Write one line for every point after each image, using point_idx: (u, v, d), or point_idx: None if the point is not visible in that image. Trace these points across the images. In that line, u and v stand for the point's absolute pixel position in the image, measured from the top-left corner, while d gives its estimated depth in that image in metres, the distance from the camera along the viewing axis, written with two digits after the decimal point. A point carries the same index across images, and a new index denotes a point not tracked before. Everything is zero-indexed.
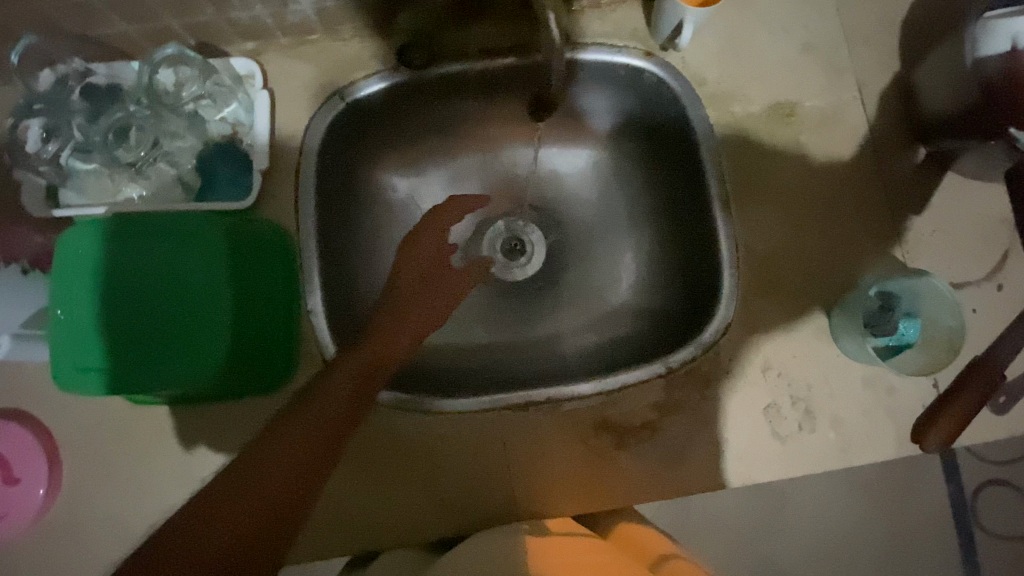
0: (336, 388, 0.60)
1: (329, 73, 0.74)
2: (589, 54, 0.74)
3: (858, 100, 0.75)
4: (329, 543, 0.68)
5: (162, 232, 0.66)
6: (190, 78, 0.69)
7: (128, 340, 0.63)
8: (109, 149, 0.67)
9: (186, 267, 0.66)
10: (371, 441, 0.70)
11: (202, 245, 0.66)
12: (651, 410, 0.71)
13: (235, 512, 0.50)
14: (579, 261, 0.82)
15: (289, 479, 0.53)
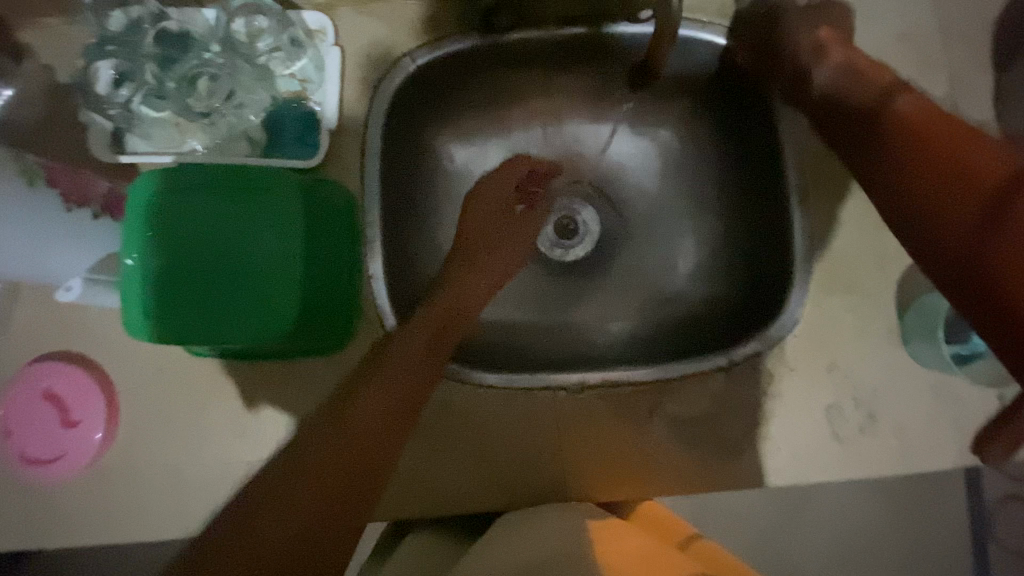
0: (408, 347, 0.59)
1: (399, 33, 0.71)
2: (680, 31, 0.70)
3: (949, 96, 0.71)
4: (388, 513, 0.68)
5: (236, 184, 0.66)
6: (266, 28, 0.68)
7: (203, 292, 0.64)
8: (183, 97, 0.67)
9: (260, 221, 0.66)
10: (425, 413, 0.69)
11: (275, 202, 0.66)
12: (707, 400, 0.70)
13: (297, 493, 0.51)
14: (637, 245, 0.80)
15: (363, 436, 0.54)
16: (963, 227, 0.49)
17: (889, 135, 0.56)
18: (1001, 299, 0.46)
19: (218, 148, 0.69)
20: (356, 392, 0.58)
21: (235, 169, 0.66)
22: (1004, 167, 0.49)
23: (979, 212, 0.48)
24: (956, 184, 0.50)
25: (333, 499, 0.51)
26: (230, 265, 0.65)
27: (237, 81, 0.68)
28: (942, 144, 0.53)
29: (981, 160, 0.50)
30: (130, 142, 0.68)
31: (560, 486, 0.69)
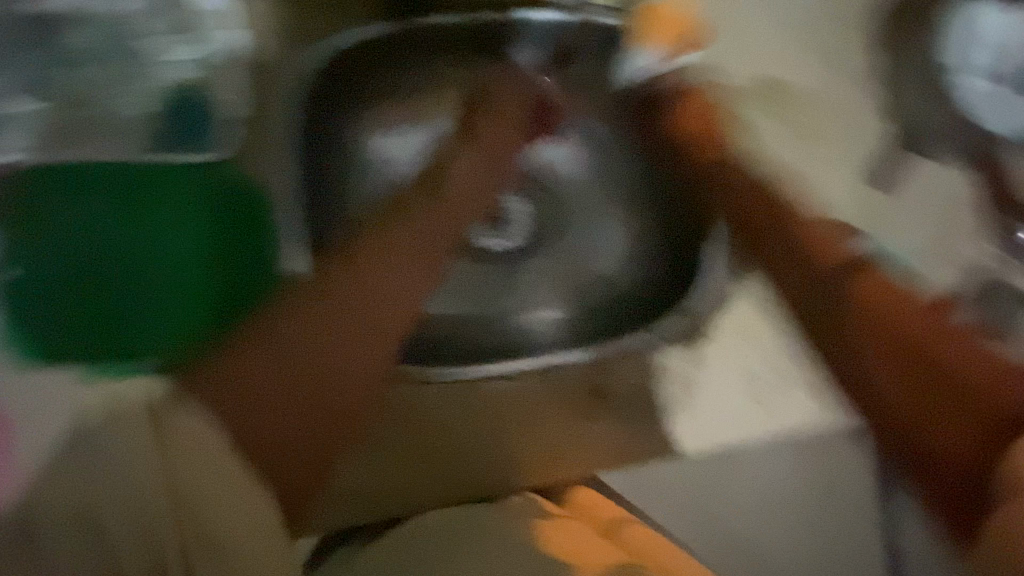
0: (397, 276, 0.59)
1: (312, 21, 0.69)
2: (600, 18, 0.72)
3: (843, 80, 0.77)
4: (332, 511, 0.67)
5: (130, 183, 0.63)
6: (160, 11, 0.63)
7: (102, 296, 0.61)
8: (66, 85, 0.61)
9: (161, 219, 0.64)
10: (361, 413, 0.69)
11: (175, 199, 0.64)
12: (636, 373, 0.73)
13: (293, 358, 0.53)
14: (567, 235, 0.79)
15: (360, 371, 0.55)
16: (899, 391, 0.50)
17: (845, 295, 0.56)
18: (982, 469, 0.45)
19: (110, 143, 0.62)
20: (351, 265, 0.59)
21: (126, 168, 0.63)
22: (965, 372, 0.49)
23: (919, 389, 0.50)
24: (892, 339, 0.52)
25: (324, 378, 0.53)
26: (142, 271, 0.63)
27: (132, 70, 0.63)
28: (875, 298, 0.55)
29: (926, 339, 0.51)
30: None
31: (503, 466, 0.71)
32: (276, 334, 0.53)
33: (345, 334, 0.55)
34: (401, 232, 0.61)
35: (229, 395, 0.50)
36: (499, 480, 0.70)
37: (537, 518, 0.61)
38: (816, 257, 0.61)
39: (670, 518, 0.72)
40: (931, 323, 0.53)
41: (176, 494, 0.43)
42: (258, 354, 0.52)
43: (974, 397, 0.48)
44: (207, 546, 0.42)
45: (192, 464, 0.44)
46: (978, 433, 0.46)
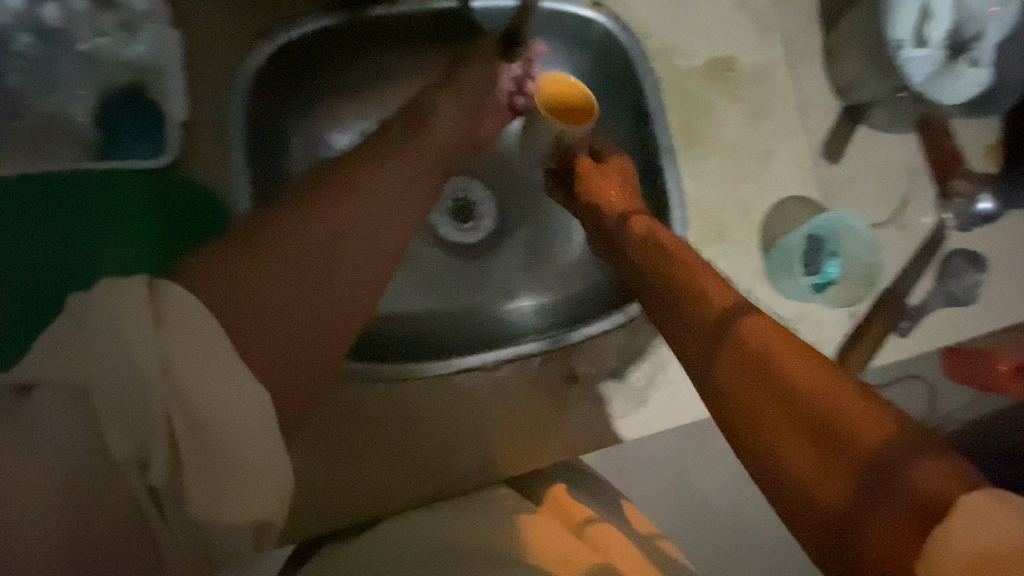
0: (389, 198, 0.53)
1: (251, 13, 0.65)
2: (550, 2, 0.72)
3: (787, 56, 0.79)
4: (318, 515, 0.67)
5: (83, 186, 0.60)
6: (88, 14, 0.60)
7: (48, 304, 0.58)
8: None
9: (120, 223, 0.61)
10: (338, 415, 0.68)
11: (133, 206, 0.62)
12: (612, 356, 0.74)
13: (283, 261, 0.42)
14: (531, 225, 0.82)
15: (331, 310, 0.44)
16: (812, 464, 0.34)
17: (723, 347, 0.41)
18: (852, 531, 0.32)
19: (47, 153, 0.59)
20: (352, 186, 0.51)
21: (72, 174, 0.60)
22: (864, 433, 0.33)
23: (850, 472, 0.32)
24: (796, 409, 0.35)
25: (312, 284, 0.43)
26: (64, 271, 0.60)
27: (65, 76, 0.60)
28: (786, 343, 0.39)
29: (836, 403, 0.34)
30: None
31: (468, 465, 0.70)
32: (254, 258, 0.42)
33: (340, 245, 0.46)
34: (376, 173, 0.54)
35: (220, 296, 0.39)
36: (461, 484, 0.70)
37: (522, 514, 0.62)
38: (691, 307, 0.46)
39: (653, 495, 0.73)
40: (850, 380, 0.36)
41: (176, 382, 0.35)
42: (230, 269, 0.40)
43: (878, 463, 0.32)
44: (199, 443, 0.36)
45: (190, 327, 0.36)
46: (860, 504, 0.32)
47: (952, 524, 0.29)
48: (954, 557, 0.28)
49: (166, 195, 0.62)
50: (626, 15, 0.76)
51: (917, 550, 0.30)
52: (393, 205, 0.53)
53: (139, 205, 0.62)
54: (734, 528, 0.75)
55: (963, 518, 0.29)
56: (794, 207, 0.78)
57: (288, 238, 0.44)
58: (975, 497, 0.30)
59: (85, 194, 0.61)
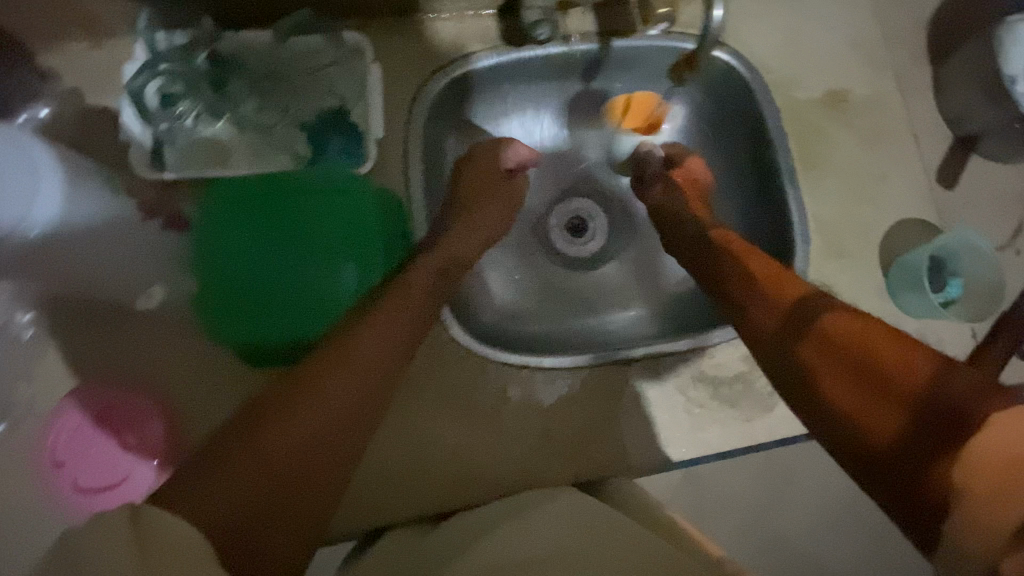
0: (366, 344, 0.54)
1: (433, 52, 0.77)
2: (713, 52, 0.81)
3: (898, 90, 0.85)
4: (459, 494, 0.74)
5: (287, 189, 0.71)
6: (319, 46, 0.72)
7: (259, 294, 0.69)
8: (236, 112, 0.70)
9: (315, 222, 0.72)
10: (474, 399, 0.76)
11: (325, 207, 0.71)
12: (740, 362, 0.78)
13: (263, 465, 0.44)
14: (636, 242, 0.93)
15: (299, 489, 0.45)
16: (864, 408, 0.45)
17: (791, 337, 0.52)
18: (912, 467, 0.43)
19: (264, 161, 0.71)
20: (345, 350, 0.52)
21: (282, 176, 0.70)
22: (914, 376, 0.45)
23: (899, 413, 0.44)
24: (864, 380, 0.46)
25: (308, 477, 0.46)
26: (275, 269, 0.70)
27: (290, 98, 0.72)
28: (845, 325, 0.50)
29: (892, 367, 0.46)
30: (177, 159, 0.69)
31: (575, 445, 0.76)
32: (230, 468, 0.43)
33: (333, 426, 0.48)
34: (369, 344, 0.54)
35: (222, 523, 0.41)
36: (572, 458, 0.76)
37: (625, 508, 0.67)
38: (759, 304, 0.56)
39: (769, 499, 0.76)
40: (897, 339, 0.48)
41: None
42: (225, 482, 0.42)
43: (921, 402, 0.43)
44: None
45: (174, 561, 0.37)
46: (911, 435, 0.43)
47: (983, 437, 0.41)
48: (985, 458, 0.40)
49: (354, 198, 0.72)
50: (749, 53, 0.85)
51: (955, 464, 0.41)
52: (387, 361, 0.54)
53: (317, 201, 0.71)
54: None
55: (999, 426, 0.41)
56: (912, 227, 0.82)
57: (287, 425, 0.46)
58: (1008, 415, 0.41)
59: (288, 198, 0.71)
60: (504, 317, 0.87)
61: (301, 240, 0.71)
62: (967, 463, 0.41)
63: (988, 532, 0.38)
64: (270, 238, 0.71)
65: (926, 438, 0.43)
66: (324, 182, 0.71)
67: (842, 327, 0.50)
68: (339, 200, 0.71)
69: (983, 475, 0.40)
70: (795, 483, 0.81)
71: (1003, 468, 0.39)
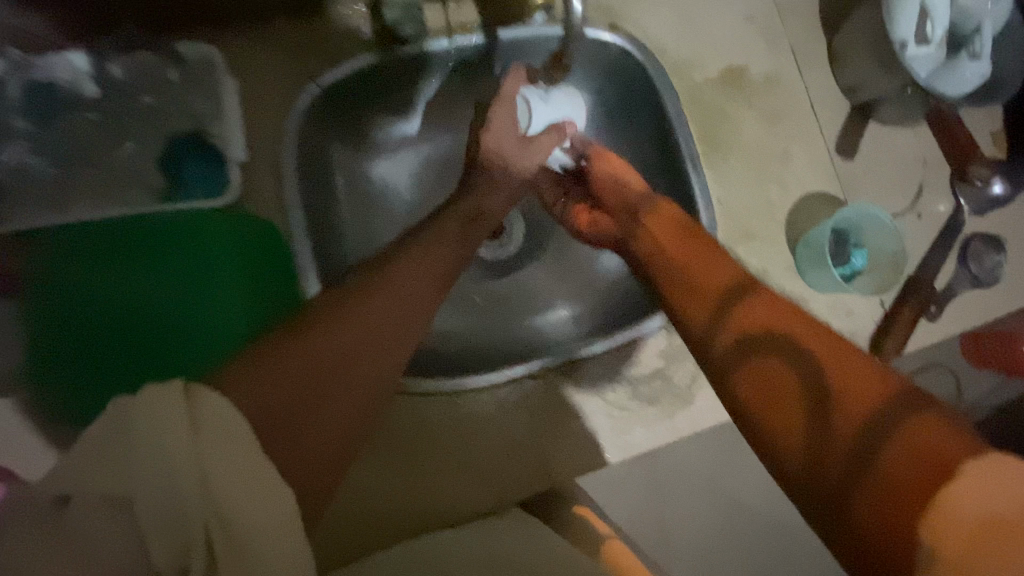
0: (404, 271, 0.57)
1: (298, 58, 0.70)
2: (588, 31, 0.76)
3: (794, 63, 0.83)
4: (420, 515, 0.71)
5: (166, 233, 0.65)
6: (154, 65, 0.65)
7: (143, 346, 0.63)
8: (68, 148, 0.63)
9: (197, 267, 0.66)
10: (431, 415, 0.73)
11: (205, 249, 0.66)
12: (658, 358, 0.76)
13: (312, 360, 0.47)
14: (559, 242, 0.90)
15: (350, 391, 0.49)
16: (822, 448, 0.38)
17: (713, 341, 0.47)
18: (835, 499, 0.37)
19: (109, 198, 0.63)
20: (383, 277, 0.56)
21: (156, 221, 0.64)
22: (884, 412, 0.37)
23: (865, 454, 0.36)
24: (821, 413, 0.39)
25: (345, 383, 0.48)
26: (153, 327, 0.64)
27: (127, 127, 0.65)
28: (783, 328, 0.44)
29: (859, 397, 0.39)
30: (9, 212, 0.61)
31: (506, 463, 0.73)
32: (284, 362, 0.46)
33: (374, 341, 0.51)
34: (405, 272, 0.57)
35: (274, 406, 0.44)
36: (499, 482, 0.73)
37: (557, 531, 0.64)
38: (687, 297, 0.52)
39: (698, 494, 0.76)
40: (859, 365, 0.41)
41: (216, 497, 0.39)
42: (281, 373, 0.45)
43: (848, 425, 0.38)
44: (230, 539, 0.40)
45: (221, 440, 0.41)
46: (839, 468, 0.37)
47: (956, 491, 0.33)
48: (960, 524, 0.32)
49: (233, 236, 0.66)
50: (642, 34, 0.81)
51: (914, 522, 0.34)
52: (422, 293, 0.57)
53: (192, 246, 0.66)
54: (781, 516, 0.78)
55: (972, 479, 0.33)
56: (816, 202, 0.81)
57: (332, 332, 0.49)
58: (979, 466, 0.34)
59: (168, 241, 0.65)
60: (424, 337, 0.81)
61: (179, 290, 0.65)
62: (935, 531, 0.33)
63: None
64: (146, 293, 0.64)
65: (850, 467, 0.37)
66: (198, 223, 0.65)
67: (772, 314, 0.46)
68: (218, 240, 0.66)
69: (958, 548, 0.32)
70: (747, 463, 0.77)
71: (976, 539, 0.32)
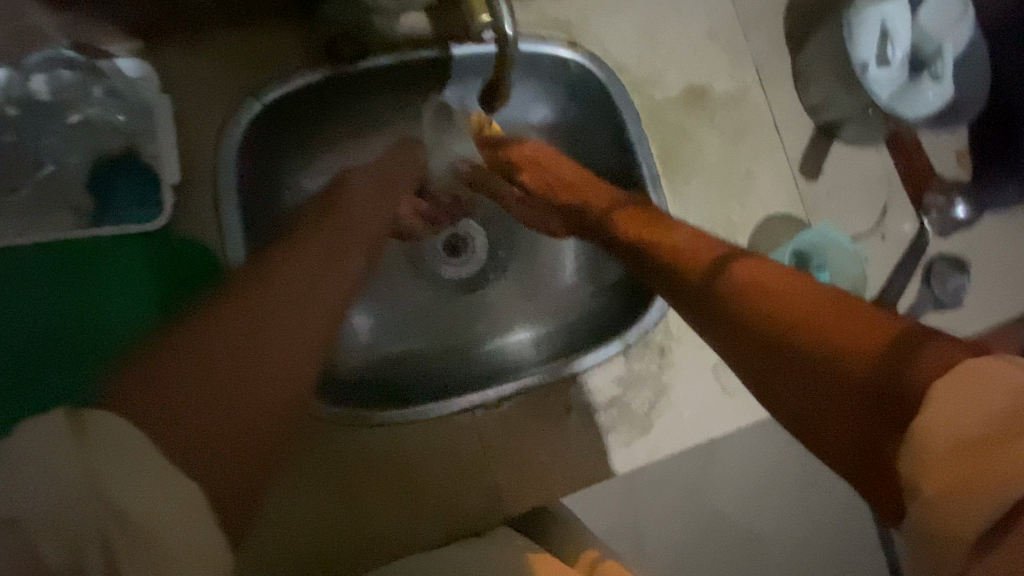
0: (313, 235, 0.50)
1: (239, 72, 0.67)
2: (527, 45, 0.74)
3: (757, 81, 0.82)
4: (372, 544, 0.68)
5: (88, 265, 0.62)
6: (75, 83, 0.61)
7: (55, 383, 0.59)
8: None
9: (119, 301, 0.62)
10: (381, 441, 0.69)
11: (130, 282, 0.62)
12: (616, 384, 0.74)
13: (211, 349, 0.36)
14: (522, 260, 0.87)
15: (272, 369, 0.38)
16: (814, 395, 0.36)
17: (713, 305, 0.44)
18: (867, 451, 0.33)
19: (32, 224, 0.60)
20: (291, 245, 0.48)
21: (78, 252, 0.61)
22: (863, 348, 0.34)
23: (846, 398, 0.34)
24: (794, 370, 0.37)
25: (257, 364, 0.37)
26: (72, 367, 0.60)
27: (49, 148, 0.61)
28: (767, 290, 0.41)
29: (834, 337, 0.36)
30: None
31: (456, 495, 0.70)
32: (172, 356, 0.36)
33: (286, 317, 0.41)
34: (315, 240, 0.50)
35: (166, 413, 0.34)
36: (445, 516, 0.69)
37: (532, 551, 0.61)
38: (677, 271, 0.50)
39: (657, 526, 0.73)
40: (833, 300, 0.38)
41: (119, 503, 0.32)
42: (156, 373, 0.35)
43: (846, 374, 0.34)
44: (138, 540, 0.31)
45: (114, 449, 0.32)
46: (862, 425, 0.33)
47: (929, 414, 0.30)
48: (933, 446, 0.29)
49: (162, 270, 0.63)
50: (603, 51, 0.79)
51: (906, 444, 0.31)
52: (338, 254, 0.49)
53: (91, 277, 0.62)
54: (742, 546, 0.76)
55: (938, 399, 0.30)
56: (779, 223, 0.80)
57: (238, 309, 0.40)
58: (950, 380, 0.31)
59: (89, 274, 0.62)
60: (381, 363, 0.79)
61: (93, 323, 0.62)
62: (924, 453, 0.30)
63: (956, 527, 0.28)
64: (56, 335, 0.61)
65: (873, 423, 0.33)
66: (125, 256, 0.62)
67: (770, 281, 0.42)
68: (144, 273, 0.63)
69: (930, 471, 0.29)
70: (710, 492, 0.75)
71: (947, 461, 0.29)
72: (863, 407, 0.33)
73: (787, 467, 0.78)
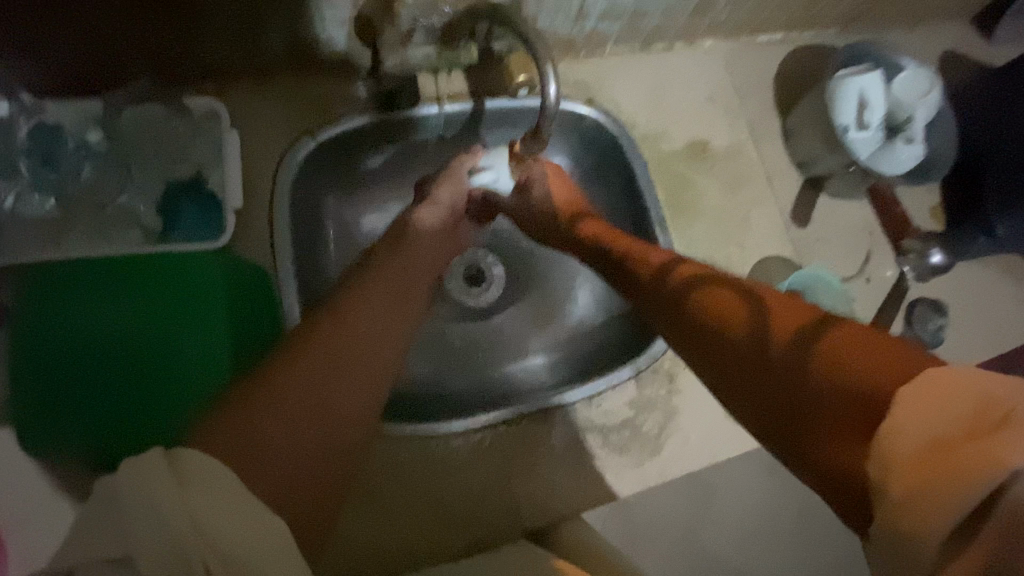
0: (387, 280, 0.66)
1: (299, 113, 0.75)
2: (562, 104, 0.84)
3: (752, 138, 0.92)
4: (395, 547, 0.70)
5: (160, 267, 0.66)
6: (162, 117, 0.69)
7: (115, 373, 0.63)
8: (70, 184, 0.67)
9: (185, 300, 0.66)
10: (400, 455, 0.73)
11: (197, 284, 0.67)
12: (627, 406, 0.80)
13: (295, 379, 0.50)
14: (539, 292, 0.94)
15: (312, 394, 0.50)
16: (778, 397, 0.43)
17: (683, 319, 0.53)
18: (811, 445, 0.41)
19: (107, 239, 0.66)
20: (353, 309, 0.59)
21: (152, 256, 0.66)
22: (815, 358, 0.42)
23: (819, 399, 0.41)
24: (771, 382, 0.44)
25: (343, 386, 0.52)
26: (96, 382, 0.62)
27: (131, 169, 0.68)
28: (730, 307, 0.49)
29: (787, 352, 0.44)
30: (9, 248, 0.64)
31: (479, 509, 0.73)
32: (275, 382, 0.50)
33: (349, 353, 0.55)
34: (371, 307, 0.60)
35: (238, 434, 0.45)
36: (470, 526, 0.72)
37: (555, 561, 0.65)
38: (649, 289, 0.59)
39: (672, 549, 0.76)
40: (790, 312, 0.46)
41: (203, 530, 0.37)
42: (263, 407, 0.47)
43: (821, 384, 0.41)
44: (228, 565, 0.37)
45: (209, 484, 0.40)
46: (816, 420, 0.41)
47: (896, 420, 0.36)
48: (904, 453, 0.36)
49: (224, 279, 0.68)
50: (617, 108, 0.89)
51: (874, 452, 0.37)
52: (392, 304, 0.63)
53: (112, 290, 0.65)
54: None
55: (910, 405, 0.37)
56: (774, 264, 0.88)
57: (305, 358, 0.52)
58: (913, 389, 0.37)
59: (161, 273, 0.66)
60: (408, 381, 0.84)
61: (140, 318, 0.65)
62: (892, 461, 0.36)
63: (926, 517, 0.34)
64: (110, 329, 0.64)
65: (814, 422, 0.41)
66: (195, 261, 0.67)
67: (739, 295, 0.50)
68: (209, 278, 0.67)
69: (909, 476, 0.35)
70: (721, 518, 0.79)
71: (923, 463, 0.35)
72: (804, 407, 0.42)
73: (792, 495, 0.81)
